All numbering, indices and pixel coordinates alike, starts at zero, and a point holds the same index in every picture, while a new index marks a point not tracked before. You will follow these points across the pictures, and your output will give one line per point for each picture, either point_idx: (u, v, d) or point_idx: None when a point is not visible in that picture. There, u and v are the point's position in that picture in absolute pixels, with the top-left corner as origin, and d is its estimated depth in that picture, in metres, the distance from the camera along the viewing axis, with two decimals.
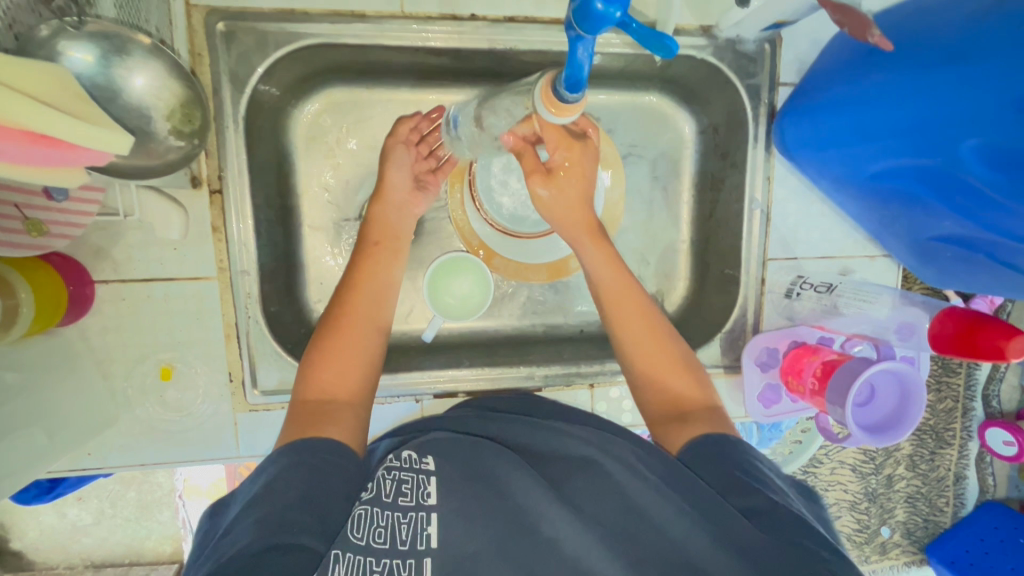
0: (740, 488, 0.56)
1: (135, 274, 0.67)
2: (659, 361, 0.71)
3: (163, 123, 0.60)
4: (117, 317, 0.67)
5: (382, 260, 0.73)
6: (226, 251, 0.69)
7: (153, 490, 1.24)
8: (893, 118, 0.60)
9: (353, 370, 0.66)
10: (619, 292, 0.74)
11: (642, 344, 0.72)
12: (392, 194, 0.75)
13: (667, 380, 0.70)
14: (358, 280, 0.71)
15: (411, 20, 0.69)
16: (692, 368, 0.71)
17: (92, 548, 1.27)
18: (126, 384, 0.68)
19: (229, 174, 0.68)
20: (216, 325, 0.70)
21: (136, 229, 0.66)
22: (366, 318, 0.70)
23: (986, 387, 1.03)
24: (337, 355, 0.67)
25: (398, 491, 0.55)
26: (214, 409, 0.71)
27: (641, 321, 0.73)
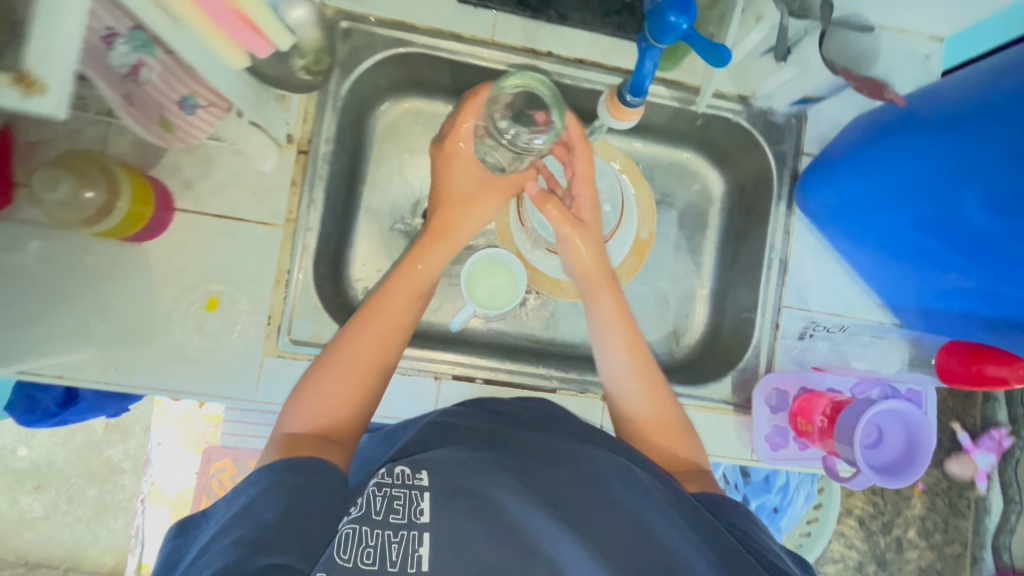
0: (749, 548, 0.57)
1: (212, 209, 0.74)
2: (660, 427, 0.72)
3: (298, 61, 0.74)
4: (186, 242, 0.73)
5: (405, 311, 0.73)
6: (297, 205, 0.77)
7: (112, 494, 1.50)
8: (910, 177, 0.68)
9: (343, 399, 0.65)
10: (637, 362, 0.74)
11: (636, 398, 0.73)
12: (456, 236, 0.79)
13: (656, 440, 0.71)
14: (368, 325, 0.70)
15: (497, 46, 0.82)
16: (690, 441, 0.72)
17: (27, 546, 1.49)
18: (172, 307, 0.73)
19: (317, 139, 0.78)
20: (269, 268, 0.75)
21: (227, 168, 0.74)
22: (370, 361, 0.68)
23: (995, 538, 1.04)
24: (330, 389, 0.65)
25: (390, 508, 0.52)
26: (244, 348, 0.74)
27: (639, 380, 0.73)
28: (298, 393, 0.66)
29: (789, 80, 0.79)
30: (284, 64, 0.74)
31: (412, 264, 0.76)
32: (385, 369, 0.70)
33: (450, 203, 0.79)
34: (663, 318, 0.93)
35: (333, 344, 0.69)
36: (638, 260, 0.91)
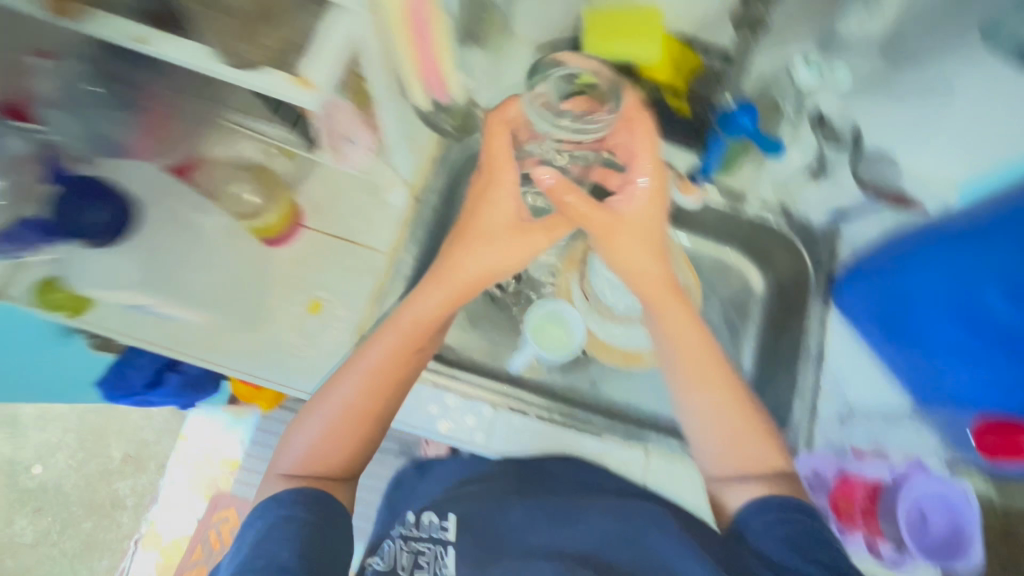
0: (802, 556, 0.65)
1: (331, 230, 0.88)
2: (736, 423, 0.77)
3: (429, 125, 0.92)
4: (305, 253, 0.86)
5: (389, 389, 0.76)
6: (400, 238, 0.89)
7: (107, 531, 1.82)
8: (942, 276, 0.82)
9: (339, 435, 0.75)
10: (704, 368, 0.78)
11: (698, 395, 0.78)
12: (452, 280, 0.75)
13: (727, 447, 0.77)
14: (356, 370, 0.75)
15: None
16: (770, 439, 0.77)
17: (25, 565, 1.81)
18: (281, 303, 0.84)
19: (426, 189, 0.92)
20: (366, 287, 0.86)
21: (353, 198, 0.89)
22: (357, 417, 0.75)
23: None
24: (325, 425, 0.75)
25: (417, 561, 0.78)
26: (331, 351, 0.83)
27: (709, 394, 0.78)
28: (296, 433, 0.76)
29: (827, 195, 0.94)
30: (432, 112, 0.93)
31: (392, 328, 0.76)
32: (374, 412, 0.76)
33: (467, 242, 0.75)
34: None
35: (319, 398, 0.76)
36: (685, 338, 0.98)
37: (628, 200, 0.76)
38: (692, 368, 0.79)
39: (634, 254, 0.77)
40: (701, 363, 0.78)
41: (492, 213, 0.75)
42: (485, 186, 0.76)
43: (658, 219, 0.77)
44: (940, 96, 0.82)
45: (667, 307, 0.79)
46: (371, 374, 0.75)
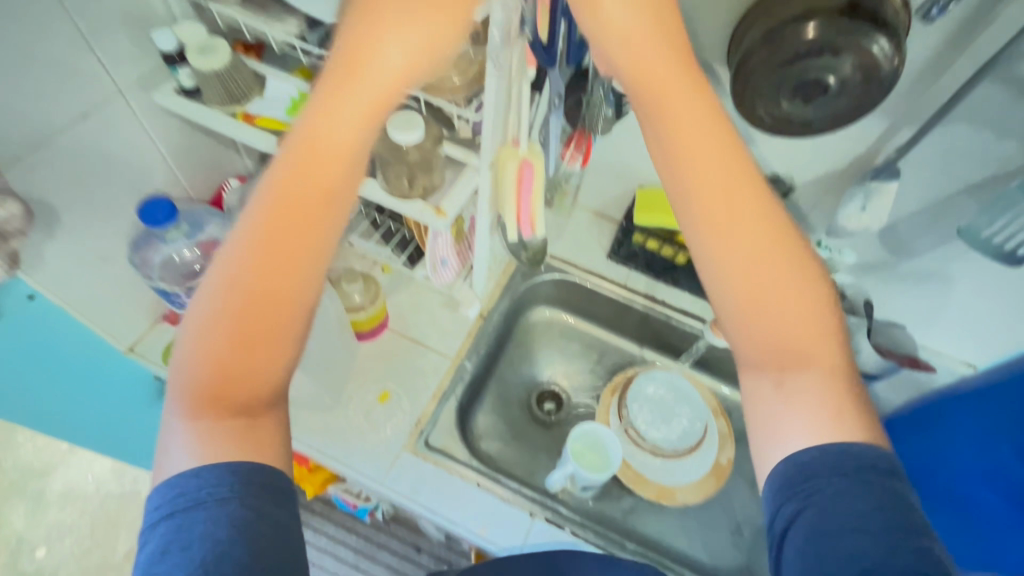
0: (850, 564, 0.41)
1: (409, 334, 1.03)
2: (818, 344, 0.49)
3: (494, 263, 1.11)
4: (384, 351, 1.01)
5: (277, 259, 0.49)
6: (465, 348, 1.03)
7: None
8: (978, 428, 0.85)
9: (234, 346, 0.47)
10: (792, 343, 0.49)
11: (752, 272, 0.50)
12: (350, 94, 0.50)
13: (818, 390, 0.48)
14: (244, 245, 0.49)
15: (627, 288, 1.16)
16: (819, 286, 0.51)
17: None
18: (358, 391, 0.96)
19: (492, 311, 1.08)
20: (431, 386, 0.98)
21: (433, 312, 1.06)
22: (243, 339, 0.47)
23: None
24: (212, 352, 0.47)
25: None
26: (392, 439, 0.93)
27: (761, 240, 0.51)
28: (164, 410, 0.47)
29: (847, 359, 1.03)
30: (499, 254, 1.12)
31: (296, 180, 0.50)
32: (280, 298, 0.49)
33: (364, 70, 0.50)
34: (733, 544, 1.00)
35: (181, 335, 0.49)
36: (718, 482, 1.03)
37: (625, 47, 0.51)
38: (744, 280, 0.50)
39: (691, 129, 0.51)
40: (788, 338, 0.49)
41: (378, 37, 0.50)
42: (365, 39, 0.50)
43: (722, 134, 0.52)
44: (935, 281, 0.97)
45: (683, 99, 0.52)
46: (226, 274, 0.49)
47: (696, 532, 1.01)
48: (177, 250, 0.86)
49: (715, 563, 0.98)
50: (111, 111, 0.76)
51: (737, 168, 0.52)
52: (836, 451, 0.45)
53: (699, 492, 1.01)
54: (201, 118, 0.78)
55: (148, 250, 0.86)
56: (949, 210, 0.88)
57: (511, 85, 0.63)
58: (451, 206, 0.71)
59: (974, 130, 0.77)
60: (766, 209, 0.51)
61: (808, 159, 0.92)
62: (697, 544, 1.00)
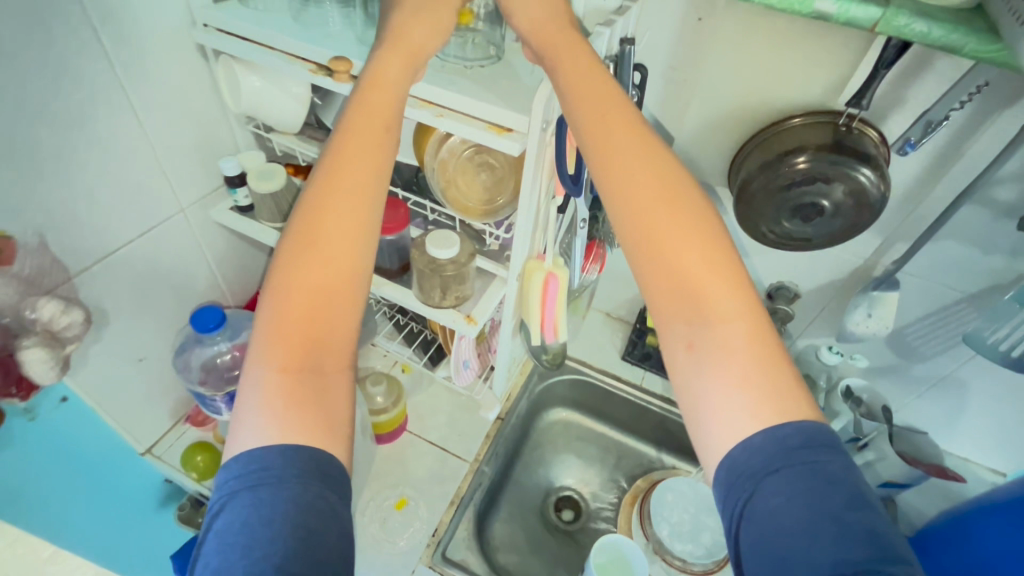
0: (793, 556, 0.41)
1: (427, 435, 1.03)
2: (722, 289, 0.51)
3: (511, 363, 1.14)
4: (401, 453, 1.00)
5: (319, 243, 0.53)
6: (483, 450, 1.02)
7: None
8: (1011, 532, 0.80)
9: (307, 327, 0.51)
10: (692, 281, 0.51)
11: (675, 237, 0.53)
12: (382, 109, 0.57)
13: (738, 354, 0.49)
14: (309, 237, 0.53)
15: (643, 389, 1.17)
16: (728, 255, 0.53)
17: None
18: (373, 497, 0.94)
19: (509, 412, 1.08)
20: (448, 491, 0.96)
21: (452, 413, 1.06)
22: (311, 304, 0.51)
23: None
24: (283, 329, 0.50)
25: None
26: (408, 551, 0.89)
27: (665, 218, 0.53)
28: (247, 377, 0.50)
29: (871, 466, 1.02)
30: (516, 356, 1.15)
31: (344, 168, 0.55)
32: (345, 280, 0.53)
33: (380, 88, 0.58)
34: None
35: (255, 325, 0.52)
36: None
37: (569, 69, 0.58)
38: (661, 257, 0.53)
39: (625, 158, 0.55)
40: (689, 276, 0.52)
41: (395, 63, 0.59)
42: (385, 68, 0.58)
43: (646, 136, 0.56)
44: (947, 384, 1.00)
45: (620, 119, 0.57)
46: (300, 253, 0.53)
47: None
48: (215, 348, 0.88)
49: None
50: (170, 225, 0.83)
51: (649, 155, 0.55)
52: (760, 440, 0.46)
53: None
54: (260, 236, 0.86)
55: (191, 352, 0.88)
56: (952, 317, 0.92)
57: (540, 208, 0.71)
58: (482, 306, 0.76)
59: (962, 245, 0.83)
60: (681, 190, 0.54)
61: (809, 269, 0.99)
62: None
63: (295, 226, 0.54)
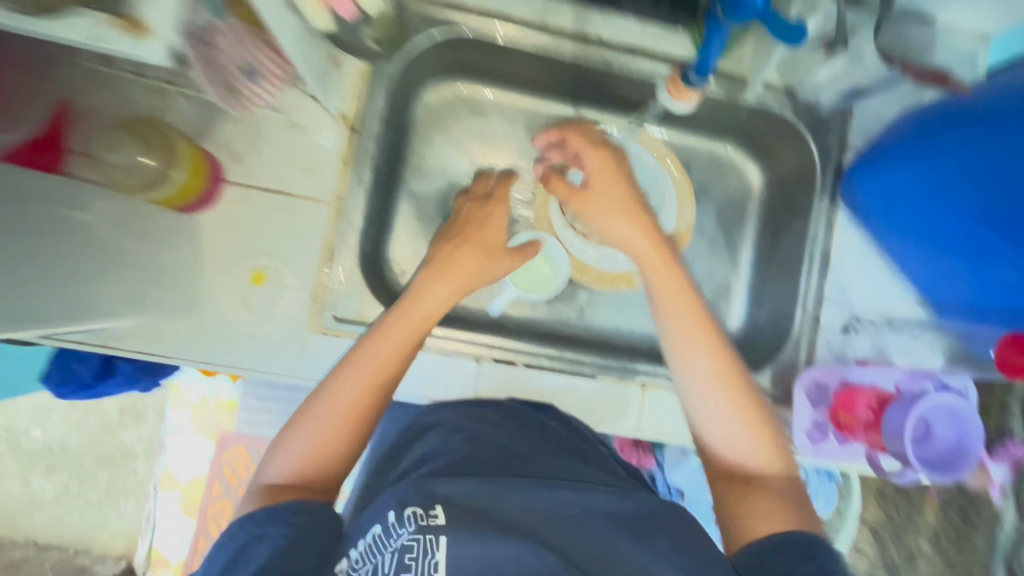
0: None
1: (260, 182, 0.74)
2: (703, 376, 0.68)
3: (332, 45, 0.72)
4: (233, 216, 0.73)
5: (409, 340, 0.69)
6: (346, 182, 0.77)
7: (124, 478, 1.59)
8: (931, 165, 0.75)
9: (343, 416, 0.64)
10: (639, 258, 0.76)
11: (619, 225, 0.78)
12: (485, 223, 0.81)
13: (729, 428, 0.67)
14: (388, 327, 0.69)
15: (548, 29, 0.84)
16: (643, 219, 0.78)
17: (44, 526, 1.60)
18: (218, 280, 0.72)
19: (368, 119, 0.78)
20: (315, 246, 0.75)
21: (276, 144, 0.74)
22: (374, 392, 0.66)
23: None
24: (321, 409, 0.64)
25: (402, 563, 0.53)
26: (288, 326, 0.74)
27: (626, 226, 0.78)
28: (279, 448, 0.63)
29: (839, 72, 0.81)
30: (354, 32, 0.74)
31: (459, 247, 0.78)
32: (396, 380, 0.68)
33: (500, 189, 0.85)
34: None
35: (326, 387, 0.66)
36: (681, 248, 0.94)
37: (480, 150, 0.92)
38: (652, 267, 0.75)
39: (603, 181, 0.80)
40: (637, 252, 0.76)
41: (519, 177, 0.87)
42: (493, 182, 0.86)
43: (604, 154, 0.82)
44: None
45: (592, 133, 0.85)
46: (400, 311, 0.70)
47: None
48: None
49: None
50: None
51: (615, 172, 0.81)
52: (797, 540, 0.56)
53: None
54: None
55: None
56: None
57: None
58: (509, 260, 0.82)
59: None
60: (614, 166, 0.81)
61: None
62: None
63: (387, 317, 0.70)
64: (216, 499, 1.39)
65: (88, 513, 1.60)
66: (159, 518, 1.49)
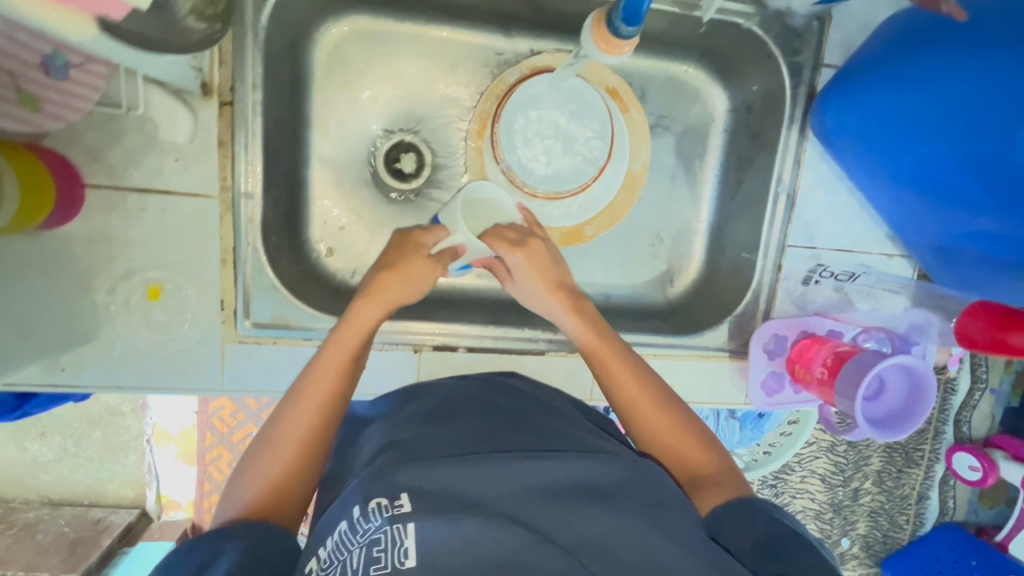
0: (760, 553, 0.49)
1: (129, 182, 0.63)
2: (622, 386, 0.64)
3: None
4: (109, 226, 0.63)
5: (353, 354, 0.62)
6: (231, 170, 0.65)
7: (118, 435, 1.34)
8: (926, 97, 0.61)
9: (303, 438, 0.57)
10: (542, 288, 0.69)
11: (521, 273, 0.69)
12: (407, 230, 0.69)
13: (661, 436, 0.62)
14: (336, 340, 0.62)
15: None
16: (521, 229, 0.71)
17: (52, 487, 1.37)
18: (109, 300, 0.65)
19: (242, 87, 0.64)
20: (212, 248, 0.66)
21: (137, 133, 0.62)
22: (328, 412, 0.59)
23: (958, 413, 1.11)
24: (283, 431, 0.57)
25: (368, 560, 0.43)
26: (200, 338, 0.68)
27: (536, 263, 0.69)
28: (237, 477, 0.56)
29: None
30: None
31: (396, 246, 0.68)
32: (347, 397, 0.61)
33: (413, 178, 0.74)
34: (656, 257, 0.86)
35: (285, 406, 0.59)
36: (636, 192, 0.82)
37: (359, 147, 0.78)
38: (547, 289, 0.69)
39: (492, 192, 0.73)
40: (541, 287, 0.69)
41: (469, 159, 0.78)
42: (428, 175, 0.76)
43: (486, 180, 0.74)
44: None
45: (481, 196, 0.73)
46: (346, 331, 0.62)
47: (614, 259, 0.86)
48: None
49: (636, 283, 0.86)
50: None
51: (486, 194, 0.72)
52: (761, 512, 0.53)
53: (610, 221, 0.81)
54: None
55: None
56: None
57: None
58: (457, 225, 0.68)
59: None
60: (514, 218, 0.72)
61: None
62: (618, 276, 0.86)
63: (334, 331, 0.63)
64: (211, 451, 1.27)
65: (92, 468, 1.35)
66: (162, 471, 1.33)
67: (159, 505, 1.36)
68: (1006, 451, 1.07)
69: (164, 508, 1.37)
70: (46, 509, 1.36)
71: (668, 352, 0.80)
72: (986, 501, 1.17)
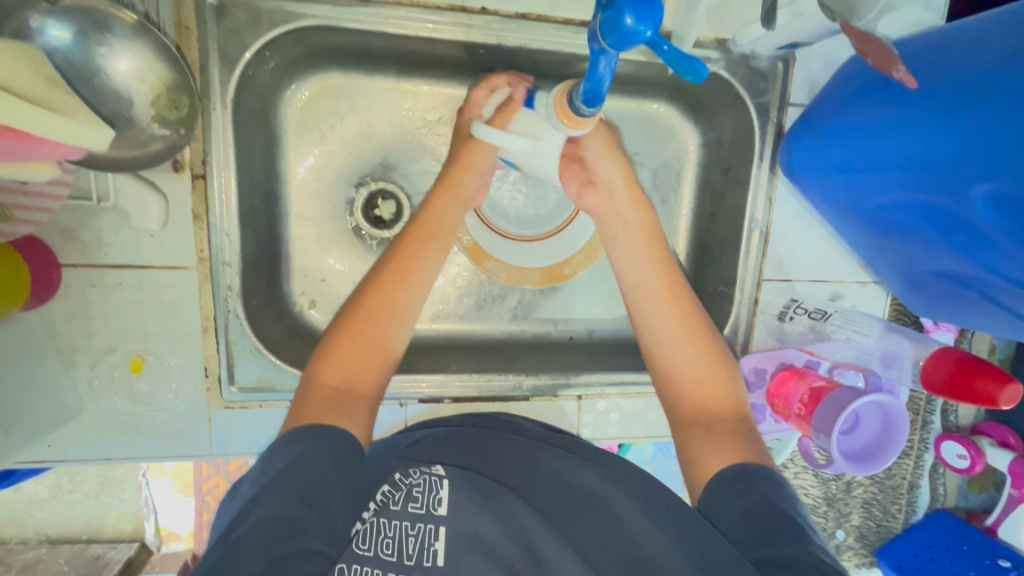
0: (755, 525, 0.50)
1: (106, 260, 0.63)
2: (671, 326, 0.67)
3: (148, 110, 0.60)
4: (87, 304, 0.64)
5: (405, 271, 0.65)
6: (207, 239, 0.66)
7: (114, 468, 1.28)
8: (883, 152, 0.62)
9: (369, 354, 0.61)
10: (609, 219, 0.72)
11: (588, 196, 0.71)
12: (445, 230, 0.68)
13: (700, 379, 0.65)
14: (396, 258, 0.66)
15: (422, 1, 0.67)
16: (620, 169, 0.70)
17: (49, 523, 1.31)
18: (93, 376, 0.65)
19: (213, 159, 0.64)
20: (193, 317, 0.67)
21: (111, 212, 0.63)
22: (385, 332, 0.63)
23: (946, 402, 0.98)
24: (350, 345, 0.61)
25: (409, 496, 0.55)
26: (186, 406, 0.68)
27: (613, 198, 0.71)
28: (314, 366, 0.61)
29: (776, 28, 0.67)
30: (166, 60, 0.59)
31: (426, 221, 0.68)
32: (404, 314, 0.64)
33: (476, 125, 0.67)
34: None
35: (351, 313, 0.63)
36: None
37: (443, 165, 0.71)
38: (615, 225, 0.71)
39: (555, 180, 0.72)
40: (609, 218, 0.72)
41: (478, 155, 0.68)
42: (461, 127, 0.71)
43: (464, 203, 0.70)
44: None
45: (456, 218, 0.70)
46: (397, 263, 0.65)
47: (595, 294, 0.87)
48: None
49: (618, 317, 0.88)
50: None
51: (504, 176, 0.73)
52: (759, 477, 0.55)
53: (589, 258, 0.81)
54: None
55: None
56: None
57: None
58: (498, 144, 0.66)
59: None
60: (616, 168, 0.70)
61: None
62: (600, 311, 0.87)
63: (384, 255, 0.67)
64: (208, 481, 1.27)
65: (88, 505, 1.31)
66: (160, 502, 1.32)
67: (160, 536, 1.35)
68: (994, 439, 0.95)
69: (164, 539, 1.36)
70: (44, 548, 1.30)
71: (651, 390, 0.82)
72: (975, 486, 1.04)
